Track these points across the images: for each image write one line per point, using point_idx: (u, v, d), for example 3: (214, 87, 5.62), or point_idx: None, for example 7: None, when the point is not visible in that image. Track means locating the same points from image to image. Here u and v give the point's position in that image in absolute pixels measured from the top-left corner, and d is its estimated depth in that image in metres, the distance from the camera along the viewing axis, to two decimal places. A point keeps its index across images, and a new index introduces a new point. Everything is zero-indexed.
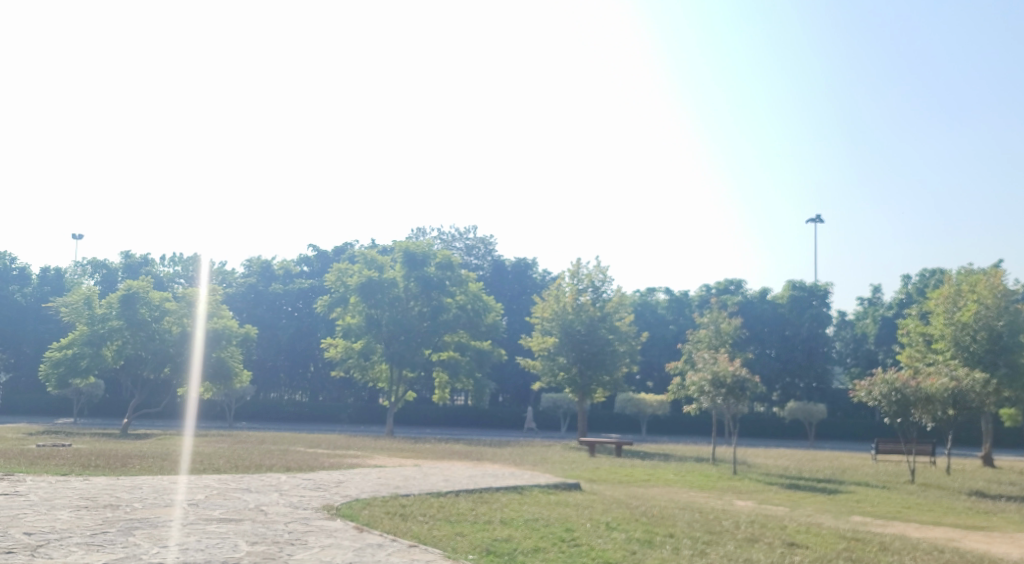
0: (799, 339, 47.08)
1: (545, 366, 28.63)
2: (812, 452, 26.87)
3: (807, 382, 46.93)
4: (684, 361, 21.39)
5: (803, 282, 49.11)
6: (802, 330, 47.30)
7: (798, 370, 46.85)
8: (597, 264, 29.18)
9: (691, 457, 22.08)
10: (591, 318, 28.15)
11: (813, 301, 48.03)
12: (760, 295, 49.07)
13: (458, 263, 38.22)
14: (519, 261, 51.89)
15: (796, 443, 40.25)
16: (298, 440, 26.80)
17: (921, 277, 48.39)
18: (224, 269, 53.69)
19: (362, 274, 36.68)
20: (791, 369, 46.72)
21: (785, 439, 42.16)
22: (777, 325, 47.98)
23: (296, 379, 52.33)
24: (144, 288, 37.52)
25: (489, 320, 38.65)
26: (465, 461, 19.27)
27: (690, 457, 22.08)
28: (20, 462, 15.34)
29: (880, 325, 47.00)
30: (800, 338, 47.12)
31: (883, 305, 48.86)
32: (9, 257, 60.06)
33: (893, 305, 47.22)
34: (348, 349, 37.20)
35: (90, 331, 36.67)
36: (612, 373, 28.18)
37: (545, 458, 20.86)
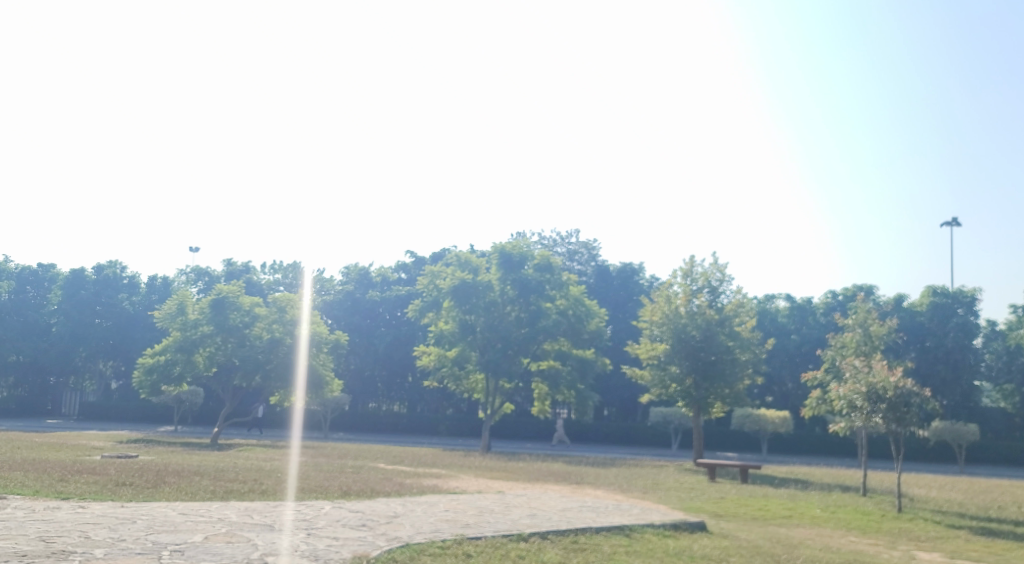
0: (942, 351, 41.90)
1: (655, 377, 25.32)
2: (974, 481, 22.64)
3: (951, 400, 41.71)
4: (826, 371, 17.82)
5: (944, 288, 44.01)
6: (946, 341, 42.05)
7: (940, 386, 41.79)
8: (715, 260, 25.64)
9: (833, 484, 18.41)
10: (708, 322, 24.78)
11: (956, 308, 42.89)
12: (895, 301, 44.18)
13: (559, 264, 35.30)
14: (625, 266, 48.76)
15: (942, 468, 35.40)
16: (383, 455, 24.48)
17: None
18: (323, 277, 52.70)
19: (455, 276, 34.42)
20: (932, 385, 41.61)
21: (930, 464, 37.26)
22: (916, 335, 42.96)
23: (393, 390, 50.40)
24: (235, 293, 35.97)
25: (592, 327, 35.42)
26: (564, 486, 16.31)
27: (832, 485, 18.41)
28: (49, 478, 13.37)
29: None
30: (943, 351, 41.92)
31: None
32: (120, 266, 60.75)
33: None
34: (441, 357, 35.03)
35: (181, 337, 35.49)
36: (732, 385, 24.73)
37: (656, 483, 17.72)
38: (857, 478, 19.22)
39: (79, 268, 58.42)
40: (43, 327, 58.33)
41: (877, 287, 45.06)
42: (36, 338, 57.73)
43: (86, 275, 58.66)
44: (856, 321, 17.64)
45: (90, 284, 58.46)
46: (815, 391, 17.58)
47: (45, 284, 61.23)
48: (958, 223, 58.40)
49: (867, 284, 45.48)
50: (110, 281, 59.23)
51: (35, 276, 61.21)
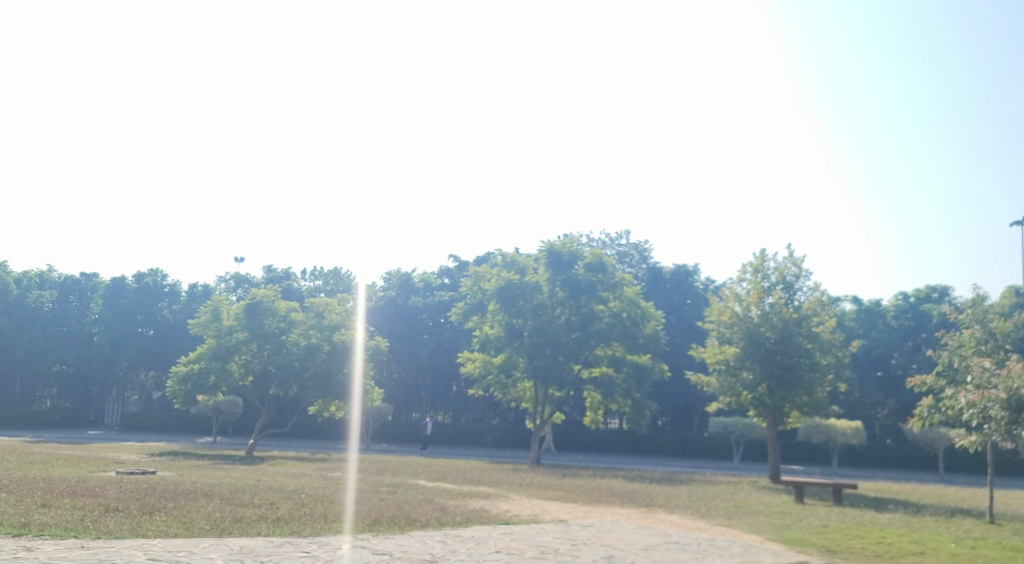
0: None
1: (724, 383, 22.85)
2: None
3: None
4: (939, 376, 15.24)
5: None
6: None
7: None
8: (790, 253, 22.99)
9: (946, 508, 15.73)
10: (784, 323, 22.20)
11: None
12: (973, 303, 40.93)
13: (613, 263, 32.76)
14: (678, 268, 46.24)
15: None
16: (425, 470, 22.38)
17: None
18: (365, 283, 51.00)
19: (500, 277, 32.24)
20: None
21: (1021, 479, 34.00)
22: None
23: (437, 399, 48.25)
24: (270, 297, 34.13)
25: (649, 330, 32.78)
26: (633, 511, 13.96)
27: (945, 508, 15.73)
28: (30, 504, 11.36)
29: None
30: None
31: None
32: (160, 274, 59.41)
33: None
34: (487, 364, 33.02)
35: (215, 344, 33.78)
36: (811, 392, 22.10)
37: (737, 505, 15.25)
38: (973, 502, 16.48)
39: (119, 276, 57.15)
40: (84, 337, 57.30)
41: (953, 287, 41.78)
42: (77, 348, 56.80)
43: (127, 283, 57.44)
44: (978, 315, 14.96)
45: (130, 292, 57.11)
46: (926, 400, 15.02)
47: (87, 293, 60.30)
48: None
49: (942, 285, 42.24)
50: (151, 289, 57.89)
51: (77, 286, 60.38)
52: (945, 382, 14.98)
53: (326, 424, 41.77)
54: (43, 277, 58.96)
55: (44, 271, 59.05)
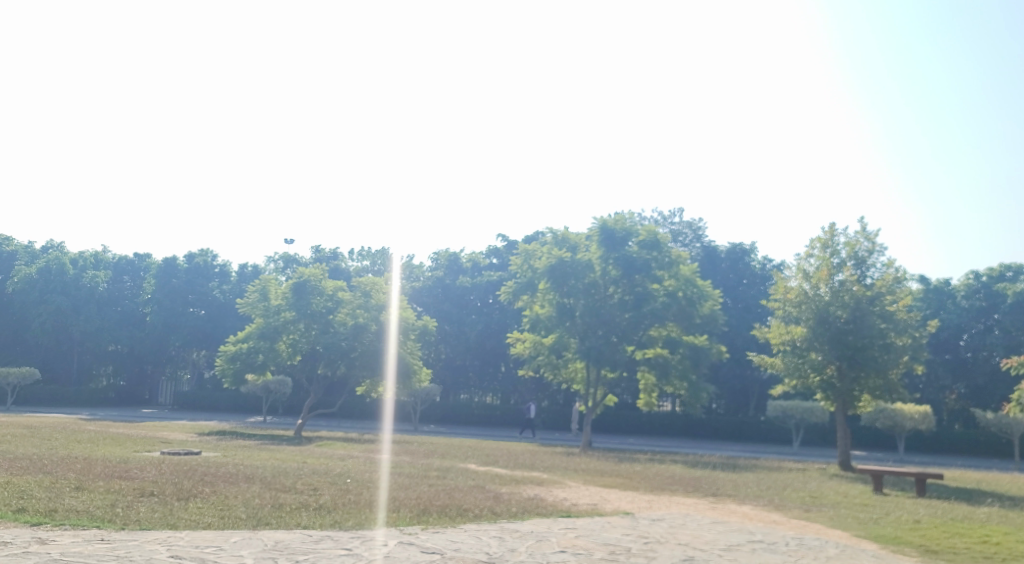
0: None
1: (790, 365, 21.64)
2: None
3: None
4: None
5: None
6: None
7: None
8: (863, 227, 21.55)
9: None
10: (856, 301, 20.85)
11: None
12: None
13: (668, 240, 31.40)
14: (734, 246, 44.76)
15: None
16: (474, 453, 21.58)
17: None
18: (412, 263, 50.47)
19: (551, 255, 31.19)
20: None
21: None
22: None
23: (486, 380, 47.55)
24: (317, 276, 33.48)
25: (706, 310, 31.50)
26: (701, 501, 12.94)
27: None
28: (62, 487, 10.73)
29: None
30: None
31: None
32: (211, 255, 59.60)
33: None
34: (537, 344, 32.10)
35: (263, 324, 33.42)
36: (886, 375, 20.74)
37: (813, 495, 14.10)
38: None
39: (170, 256, 57.47)
40: (138, 317, 57.88)
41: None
42: (131, 328, 57.26)
43: (178, 263, 57.61)
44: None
45: (182, 272, 57.27)
46: None
47: (140, 273, 60.76)
48: None
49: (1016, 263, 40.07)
50: (201, 269, 58.01)
51: (131, 266, 60.91)
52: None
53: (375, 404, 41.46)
54: (97, 257, 59.58)
55: (99, 252, 59.52)
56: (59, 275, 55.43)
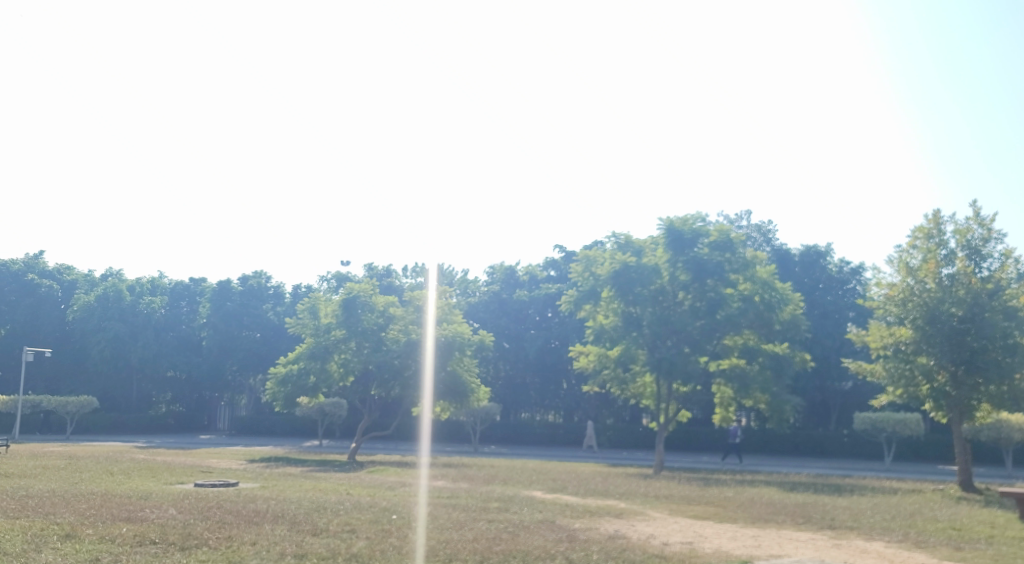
0: None
1: (894, 372, 19.16)
2: None
3: None
4: None
5: None
6: None
7: None
8: (975, 212, 18.92)
9: None
10: (971, 298, 18.25)
11: None
12: None
13: (742, 240, 28.77)
14: (808, 248, 41.99)
15: None
16: (540, 477, 19.45)
17: None
18: (468, 278, 48.68)
19: (615, 260, 28.82)
20: None
21: None
22: None
23: (548, 398, 45.37)
24: (367, 291, 31.26)
25: (786, 315, 28.83)
26: (821, 536, 10.60)
27: None
28: (50, 535, 8.85)
29: None
30: None
31: None
32: (265, 276, 58.80)
33: None
34: (603, 357, 29.93)
35: (313, 344, 31.37)
36: (1010, 381, 18.11)
37: (954, 526, 11.61)
38: None
39: (224, 279, 56.74)
40: (195, 341, 57.20)
41: None
42: (188, 353, 56.53)
43: (232, 286, 56.78)
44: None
45: (236, 295, 56.42)
46: None
47: (197, 298, 60.26)
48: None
49: None
50: (255, 291, 57.12)
51: (188, 291, 60.52)
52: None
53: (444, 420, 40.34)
54: (154, 283, 59.21)
55: (155, 277, 59.13)
56: (117, 302, 54.93)
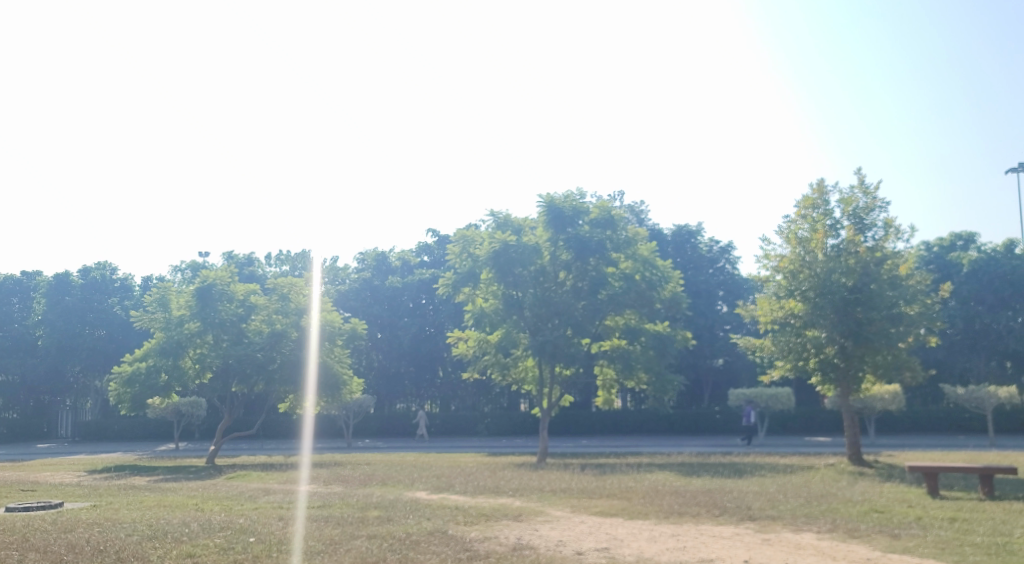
0: None
1: (784, 346, 18.69)
2: None
3: None
4: None
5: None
6: None
7: None
8: (859, 181, 18.61)
9: None
10: (859, 268, 17.90)
11: None
12: (1004, 251, 41.89)
13: (623, 217, 27.92)
14: (679, 228, 42.03)
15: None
16: (423, 474, 17.73)
17: None
18: (336, 266, 46.14)
19: (494, 240, 27.28)
20: None
21: None
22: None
23: (424, 388, 43.76)
24: (224, 279, 28.25)
25: (668, 293, 28.25)
26: (746, 530, 9.47)
27: None
28: None
29: None
30: None
31: None
32: (110, 268, 54.08)
33: None
34: (483, 343, 28.74)
35: (164, 338, 27.96)
36: (896, 351, 17.92)
37: (877, 508, 10.76)
38: None
39: (62, 271, 51.61)
40: (29, 342, 51.68)
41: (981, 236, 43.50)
42: (22, 354, 51.03)
43: (71, 279, 51.78)
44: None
45: (76, 289, 51.52)
46: None
47: (30, 294, 54.60)
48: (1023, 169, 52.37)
49: (968, 234, 43.98)
50: (98, 284, 52.42)
51: (20, 286, 54.71)
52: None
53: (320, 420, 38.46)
54: None
55: None
56: None
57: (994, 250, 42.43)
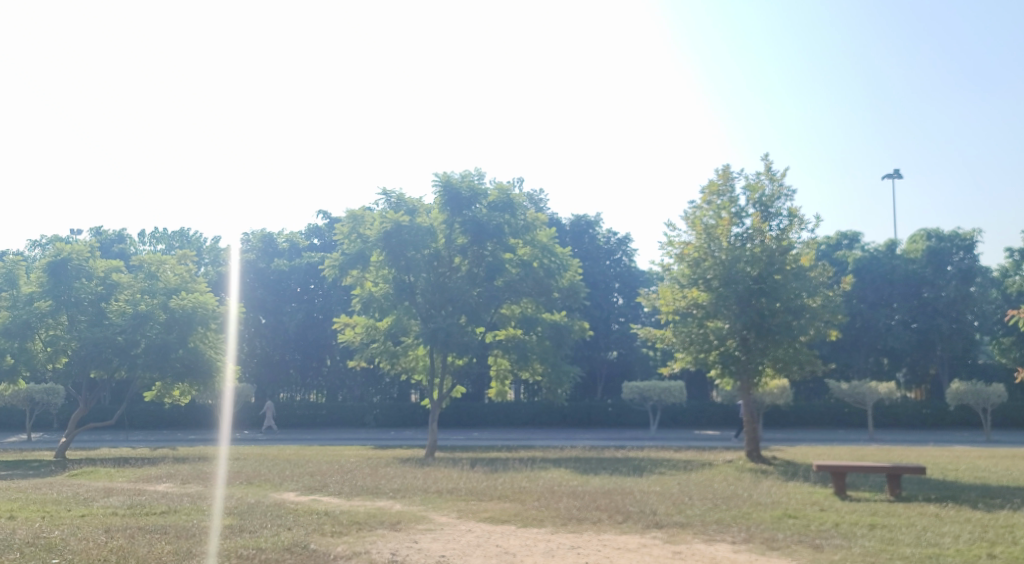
0: (940, 303, 40.93)
1: (686, 338, 17.90)
2: None
3: (945, 352, 41.42)
4: None
5: (940, 232, 42.85)
6: (945, 292, 40.96)
7: (938, 340, 40.95)
8: (766, 167, 17.98)
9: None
10: (764, 259, 17.26)
11: (953, 252, 41.78)
12: (887, 250, 43.10)
13: (522, 201, 26.73)
14: (578, 218, 41.30)
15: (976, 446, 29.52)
16: (295, 472, 15.98)
17: None
18: (217, 246, 43.16)
19: (385, 220, 25.58)
20: (931, 339, 40.91)
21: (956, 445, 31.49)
22: (909, 285, 41.79)
23: (309, 377, 41.62)
24: (83, 255, 25.53)
25: (566, 282, 27.27)
26: (654, 541, 8.34)
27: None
28: None
29: None
30: (942, 303, 40.96)
31: None
32: None
33: None
34: (370, 330, 27.02)
35: (9, 317, 24.73)
36: (796, 344, 17.37)
37: (790, 513, 9.85)
38: None
39: None
40: None
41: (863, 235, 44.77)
42: None
43: None
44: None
45: None
46: None
47: None
48: (900, 174, 54.38)
49: (853, 233, 45.16)
50: None
51: None
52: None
53: (197, 410, 35.84)
54: None
55: None
56: None
57: (877, 250, 43.63)
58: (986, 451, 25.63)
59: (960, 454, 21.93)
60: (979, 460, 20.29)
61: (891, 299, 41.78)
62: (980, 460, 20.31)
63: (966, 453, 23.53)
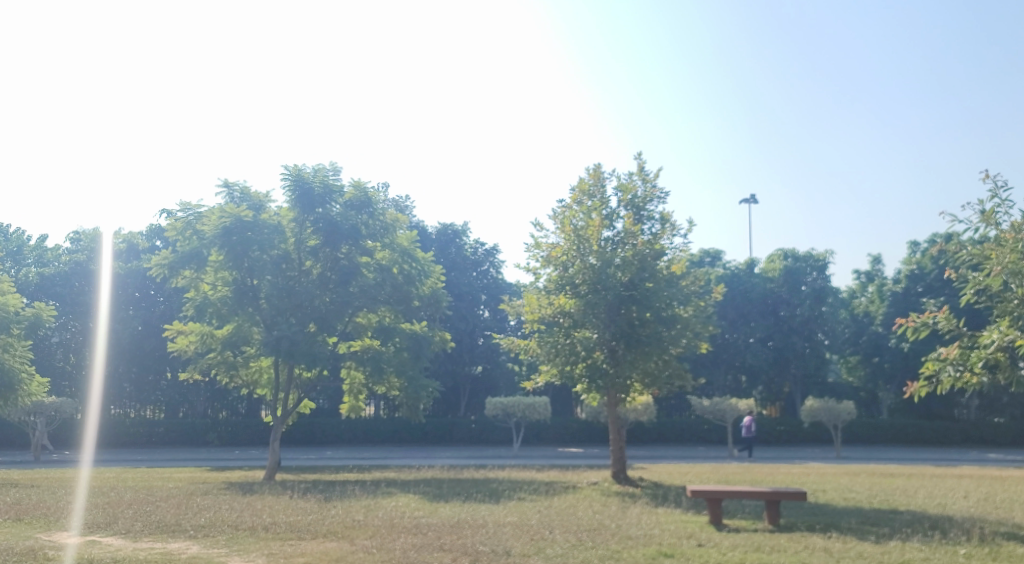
0: (796, 321, 41.73)
1: (552, 348, 16.42)
2: (971, 492, 15.69)
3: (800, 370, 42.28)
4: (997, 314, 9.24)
5: (797, 252, 43.80)
6: (801, 310, 41.81)
7: (793, 357, 41.71)
8: (638, 167, 16.86)
9: (921, 528, 10.11)
10: (634, 265, 16.06)
11: (809, 271, 42.73)
12: (747, 269, 43.72)
13: (381, 200, 24.76)
14: (444, 227, 39.62)
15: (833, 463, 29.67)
16: (90, 504, 13.30)
17: (920, 247, 41.87)
18: (41, 245, 38.63)
19: (224, 214, 22.96)
20: (788, 356, 41.62)
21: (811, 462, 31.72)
22: (769, 303, 42.42)
23: (145, 392, 37.80)
24: None
25: (427, 289, 25.40)
26: None
27: (921, 528, 10.10)
28: None
29: (889, 304, 41.72)
30: (798, 321, 41.76)
31: (890, 281, 42.97)
32: None
33: (902, 278, 41.76)
34: (206, 338, 24.24)
35: None
36: (666, 356, 16.22)
37: (665, 550, 8.37)
38: (942, 517, 11.01)
39: None
40: None
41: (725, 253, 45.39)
42: None
43: None
44: (1003, 198, 9.87)
45: None
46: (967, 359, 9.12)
47: None
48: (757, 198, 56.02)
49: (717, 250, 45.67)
50: None
51: None
52: (976, 290, 9.33)
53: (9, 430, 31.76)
54: None
55: None
56: None
57: (738, 268, 44.28)
58: (841, 469, 25.60)
59: (820, 472, 21.57)
60: (837, 478, 19.92)
61: (752, 316, 42.26)
62: (839, 478, 19.95)
63: (824, 471, 23.29)
